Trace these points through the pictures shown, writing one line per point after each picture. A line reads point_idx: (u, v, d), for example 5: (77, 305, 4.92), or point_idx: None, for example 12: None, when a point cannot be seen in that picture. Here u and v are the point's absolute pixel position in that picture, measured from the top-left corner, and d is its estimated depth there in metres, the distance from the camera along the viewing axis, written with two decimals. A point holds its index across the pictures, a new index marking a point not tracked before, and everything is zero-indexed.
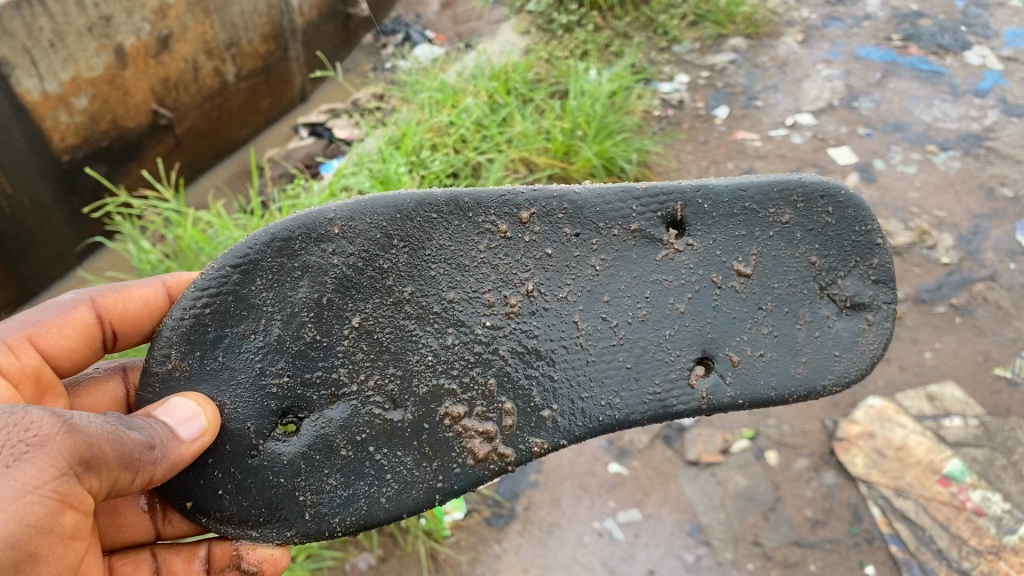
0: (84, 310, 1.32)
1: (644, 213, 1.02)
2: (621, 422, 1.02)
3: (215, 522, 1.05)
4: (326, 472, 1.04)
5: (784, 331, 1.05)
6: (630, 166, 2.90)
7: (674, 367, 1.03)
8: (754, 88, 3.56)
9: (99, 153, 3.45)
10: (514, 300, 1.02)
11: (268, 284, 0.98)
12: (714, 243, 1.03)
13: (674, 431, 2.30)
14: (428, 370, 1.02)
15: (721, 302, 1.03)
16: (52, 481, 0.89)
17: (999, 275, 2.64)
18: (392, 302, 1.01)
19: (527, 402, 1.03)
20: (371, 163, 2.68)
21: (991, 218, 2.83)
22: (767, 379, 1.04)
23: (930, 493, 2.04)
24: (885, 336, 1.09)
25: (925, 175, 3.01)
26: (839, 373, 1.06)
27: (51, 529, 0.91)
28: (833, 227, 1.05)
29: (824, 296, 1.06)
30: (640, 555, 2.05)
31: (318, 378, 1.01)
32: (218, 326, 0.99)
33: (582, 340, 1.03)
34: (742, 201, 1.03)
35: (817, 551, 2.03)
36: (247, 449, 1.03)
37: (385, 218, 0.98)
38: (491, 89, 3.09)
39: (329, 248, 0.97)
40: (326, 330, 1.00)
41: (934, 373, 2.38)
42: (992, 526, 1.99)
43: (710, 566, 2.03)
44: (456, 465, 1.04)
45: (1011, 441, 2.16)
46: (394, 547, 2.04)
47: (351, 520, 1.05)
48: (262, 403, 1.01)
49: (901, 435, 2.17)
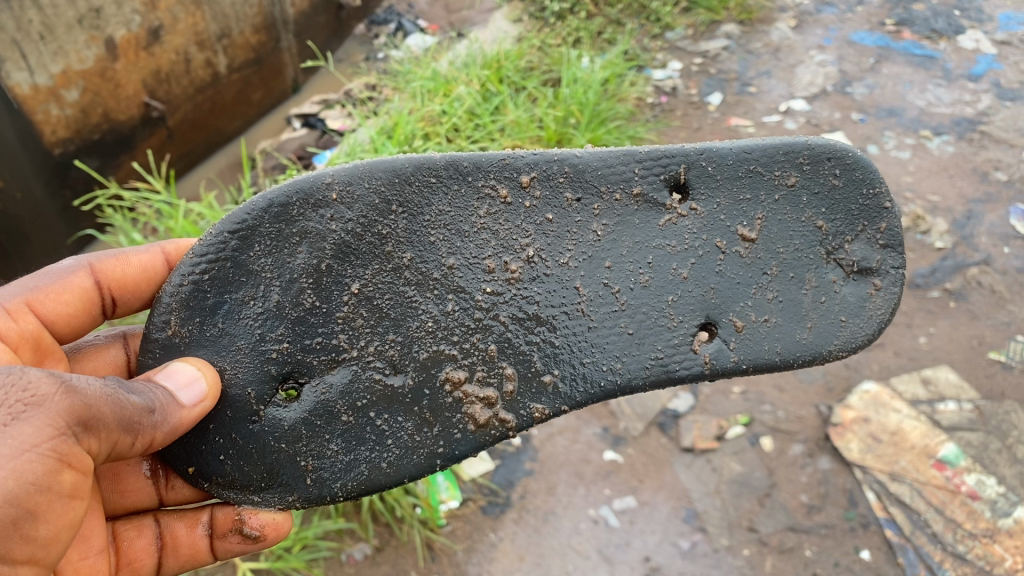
0: (83, 277, 1.31)
1: (646, 176, 1.01)
2: (623, 387, 1.03)
3: (217, 487, 1.05)
4: (327, 438, 1.03)
5: (790, 296, 1.04)
6: None
7: (677, 332, 1.02)
8: (747, 74, 3.55)
9: (90, 146, 3.44)
10: (515, 266, 1.01)
11: (266, 250, 0.97)
12: (718, 207, 1.02)
13: (669, 418, 2.30)
14: (428, 336, 1.02)
15: (725, 266, 1.03)
16: (50, 440, 0.88)
17: (993, 259, 2.63)
18: (392, 267, 1.00)
19: (528, 367, 1.03)
20: (363, 152, 2.65)
21: (985, 202, 2.82)
22: (771, 345, 1.03)
23: (925, 477, 2.05)
24: (893, 301, 1.07)
25: (919, 160, 3.01)
26: (846, 338, 1.06)
27: (49, 487, 0.90)
28: (840, 190, 1.04)
29: (831, 261, 1.05)
30: (636, 542, 2.06)
31: (317, 344, 1.00)
32: (216, 292, 0.98)
33: (583, 306, 1.03)
34: (747, 164, 1.02)
35: (812, 536, 2.03)
36: (248, 414, 1.02)
37: (384, 182, 0.97)
38: (483, 78, 3.07)
39: (328, 213, 0.96)
40: (326, 296, 0.99)
41: (928, 358, 2.38)
42: (987, 509, 1.99)
43: (705, 552, 2.03)
44: (456, 430, 1.04)
45: (1006, 424, 2.16)
46: (390, 537, 2.04)
47: (352, 486, 1.05)
48: (262, 368, 1.00)
49: (895, 420, 2.18)
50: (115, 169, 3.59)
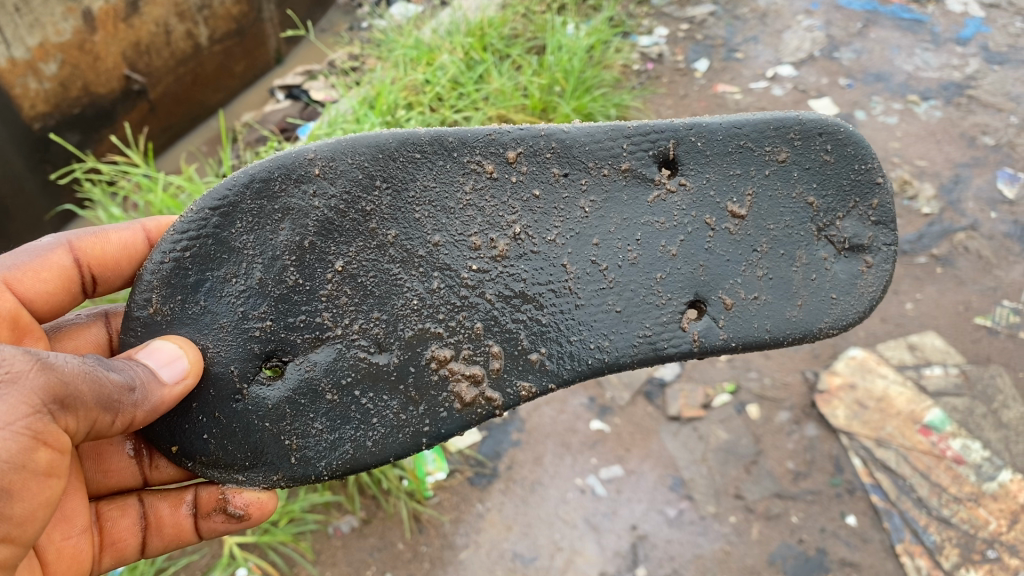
0: (62, 254, 1.29)
1: (635, 152, 1.00)
2: (611, 365, 1.00)
3: (201, 467, 1.03)
4: (311, 417, 1.01)
5: (780, 272, 1.02)
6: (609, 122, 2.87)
7: (666, 310, 1.00)
8: (734, 40, 3.52)
9: (71, 121, 3.40)
10: (501, 243, 0.99)
11: (248, 227, 0.95)
12: (708, 182, 1.00)
13: (656, 386, 2.30)
14: (413, 314, 1.00)
15: (714, 243, 1.00)
16: (25, 418, 0.86)
17: (980, 224, 2.62)
18: (376, 244, 0.98)
19: (515, 345, 1.01)
20: (344, 123, 2.61)
21: (972, 166, 2.81)
22: (761, 322, 1.01)
23: (911, 443, 2.06)
24: (885, 277, 1.04)
25: (906, 125, 2.99)
26: (836, 316, 1.03)
27: (24, 465, 0.88)
28: (832, 166, 1.01)
29: (821, 237, 1.03)
30: (623, 510, 2.05)
31: (301, 322, 0.98)
32: (198, 270, 0.96)
33: (571, 283, 1.00)
34: (737, 139, 1.00)
35: (798, 502, 2.04)
36: (231, 392, 1.00)
37: (369, 158, 0.95)
38: (467, 46, 3.02)
39: (310, 189, 0.95)
40: (309, 274, 0.97)
41: (915, 324, 2.38)
42: (972, 474, 2.01)
43: (692, 520, 2.03)
44: (442, 409, 1.02)
45: (991, 388, 2.18)
46: (377, 509, 2.03)
47: (337, 465, 1.03)
48: (245, 346, 0.98)
49: (882, 386, 2.18)
50: (96, 143, 3.53)
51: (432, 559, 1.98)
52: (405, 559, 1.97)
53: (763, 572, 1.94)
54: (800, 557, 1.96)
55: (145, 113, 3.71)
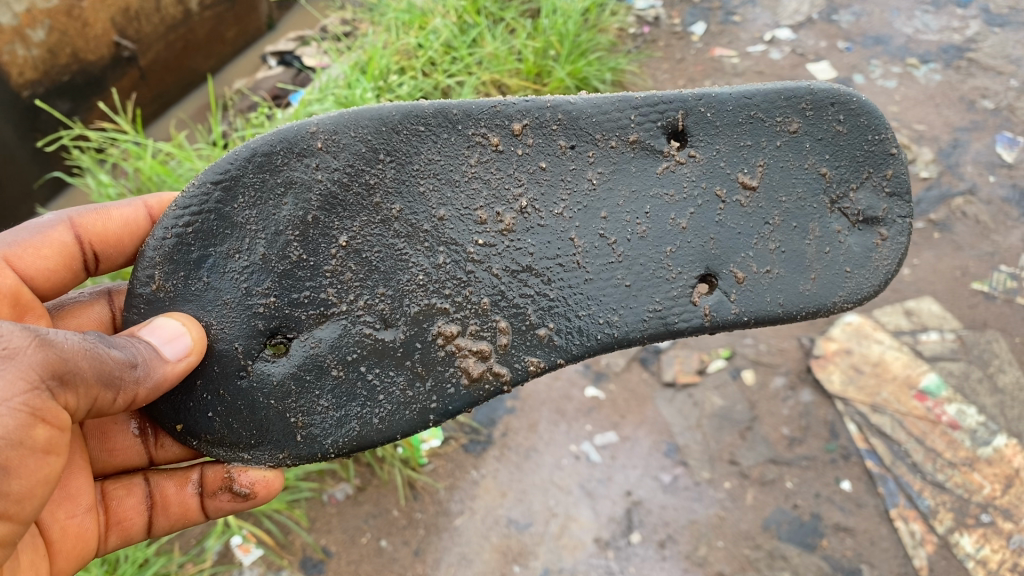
0: (60, 231, 1.26)
1: (643, 122, 0.96)
2: (620, 340, 0.97)
3: (207, 445, 1.02)
4: (317, 393, 0.99)
5: (792, 246, 0.98)
6: (604, 86, 2.84)
7: (676, 284, 0.97)
8: (731, 3, 3.48)
9: (61, 88, 3.35)
10: (507, 217, 0.96)
11: (251, 202, 0.93)
12: (718, 154, 0.97)
13: (651, 353, 2.29)
14: (419, 289, 0.97)
15: (725, 216, 0.97)
16: (23, 394, 0.84)
17: (978, 188, 2.60)
18: (381, 220, 0.95)
19: (523, 321, 0.98)
20: (336, 88, 2.57)
21: (971, 130, 2.78)
22: (772, 296, 0.98)
23: (906, 408, 2.08)
24: (902, 250, 1.01)
25: (905, 89, 2.95)
26: (851, 290, 0.99)
27: (22, 442, 0.86)
28: (845, 136, 0.98)
29: (835, 210, 0.99)
30: (617, 477, 2.04)
31: (305, 298, 0.96)
32: (201, 246, 0.94)
33: (579, 257, 0.97)
34: (747, 109, 0.96)
35: (793, 468, 2.04)
36: (236, 369, 0.97)
37: (371, 131, 0.92)
38: (460, 9, 2.97)
39: (313, 163, 0.92)
40: (313, 249, 0.95)
41: (911, 289, 2.37)
42: (966, 439, 2.03)
43: (687, 485, 2.02)
44: (450, 385, 0.99)
45: (987, 354, 2.19)
46: (372, 477, 2.01)
47: (343, 442, 1.01)
48: (249, 323, 0.96)
49: (878, 351, 2.18)
50: (87, 112, 3.48)
51: (427, 525, 1.96)
52: (400, 525, 1.95)
53: (758, 537, 1.93)
54: (794, 522, 1.96)
55: (135, 80, 3.67)
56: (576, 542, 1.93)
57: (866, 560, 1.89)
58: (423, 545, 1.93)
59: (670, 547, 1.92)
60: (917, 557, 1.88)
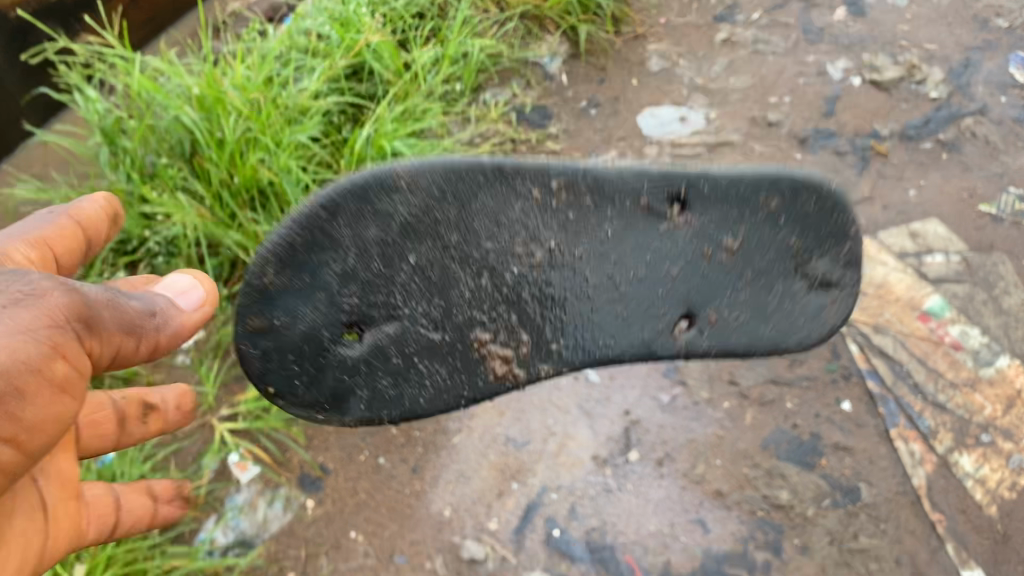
0: (67, 221, 1.39)
1: (656, 191, 0.95)
2: (609, 357, 1.05)
3: (286, 405, 1.07)
4: (378, 373, 1.04)
5: (754, 298, 1.01)
6: (608, 3, 2.76)
7: (662, 321, 1.01)
8: None
9: (53, 10, 3.22)
10: (539, 256, 0.97)
11: (348, 224, 0.92)
12: (710, 220, 0.96)
13: None
14: (466, 304, 0.99)
15: (711, 269, 0.98)
16: (41, 330, 1.02)
17: (989, 108, 2.53)
18: (444, 250, 0.95)
19: (539, 335, 1.03)
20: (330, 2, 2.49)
21: (983, 50, 2.70)
22: (736, 338, 1.03)
23: (908, 329, 2.08)
24: (848, 306, 1.06)
25: (917, 6, 2.86)
26: (800, 338, 1.07)
27: (39, 370, 1.02)
28: (815, 215, 0.96)
29: (799, 273, 1.00)
30: (616, 397, 2.03)
31: (382, 302, 0.97)
32: (306, 253, 0.93)
33: (593, 292, 1.00)
34: (738, 186, 0.94)
35: (794, 388, 2.02)
36: (317, 351, 1.01)
37: (440, 176, 0.91)
38: None
39: (397, 200, 0.91)
40: (388, 265, 0.95)
41: (918, 212, 2.31)
42: (969, 360, 2.03)
43: (686, 405, 2.01)
44: (480, 379, 1.06)
45: (992, 276, 2.17)
46: None
47: (396, 413, 1.08)
48: (332, 315, 0.97)
49: (881, 273, 2.18)
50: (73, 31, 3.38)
51: (426, 444, 1.93)
52: (398, 444, 1.93)
53: (757, 456, 1.92)
54: (794, 441, 1.94)
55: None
56: (573, 460, 1.92)
57: (865, 479, 1.89)
58: (421, 463, 1.90)
59: (668, 466, 1.91)
60: (915, 476, 1.88)
